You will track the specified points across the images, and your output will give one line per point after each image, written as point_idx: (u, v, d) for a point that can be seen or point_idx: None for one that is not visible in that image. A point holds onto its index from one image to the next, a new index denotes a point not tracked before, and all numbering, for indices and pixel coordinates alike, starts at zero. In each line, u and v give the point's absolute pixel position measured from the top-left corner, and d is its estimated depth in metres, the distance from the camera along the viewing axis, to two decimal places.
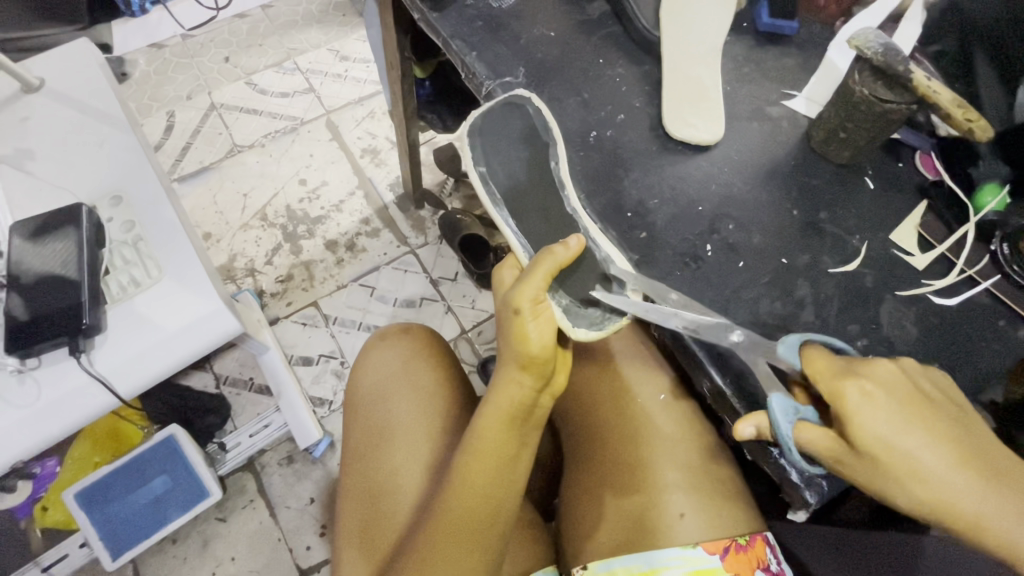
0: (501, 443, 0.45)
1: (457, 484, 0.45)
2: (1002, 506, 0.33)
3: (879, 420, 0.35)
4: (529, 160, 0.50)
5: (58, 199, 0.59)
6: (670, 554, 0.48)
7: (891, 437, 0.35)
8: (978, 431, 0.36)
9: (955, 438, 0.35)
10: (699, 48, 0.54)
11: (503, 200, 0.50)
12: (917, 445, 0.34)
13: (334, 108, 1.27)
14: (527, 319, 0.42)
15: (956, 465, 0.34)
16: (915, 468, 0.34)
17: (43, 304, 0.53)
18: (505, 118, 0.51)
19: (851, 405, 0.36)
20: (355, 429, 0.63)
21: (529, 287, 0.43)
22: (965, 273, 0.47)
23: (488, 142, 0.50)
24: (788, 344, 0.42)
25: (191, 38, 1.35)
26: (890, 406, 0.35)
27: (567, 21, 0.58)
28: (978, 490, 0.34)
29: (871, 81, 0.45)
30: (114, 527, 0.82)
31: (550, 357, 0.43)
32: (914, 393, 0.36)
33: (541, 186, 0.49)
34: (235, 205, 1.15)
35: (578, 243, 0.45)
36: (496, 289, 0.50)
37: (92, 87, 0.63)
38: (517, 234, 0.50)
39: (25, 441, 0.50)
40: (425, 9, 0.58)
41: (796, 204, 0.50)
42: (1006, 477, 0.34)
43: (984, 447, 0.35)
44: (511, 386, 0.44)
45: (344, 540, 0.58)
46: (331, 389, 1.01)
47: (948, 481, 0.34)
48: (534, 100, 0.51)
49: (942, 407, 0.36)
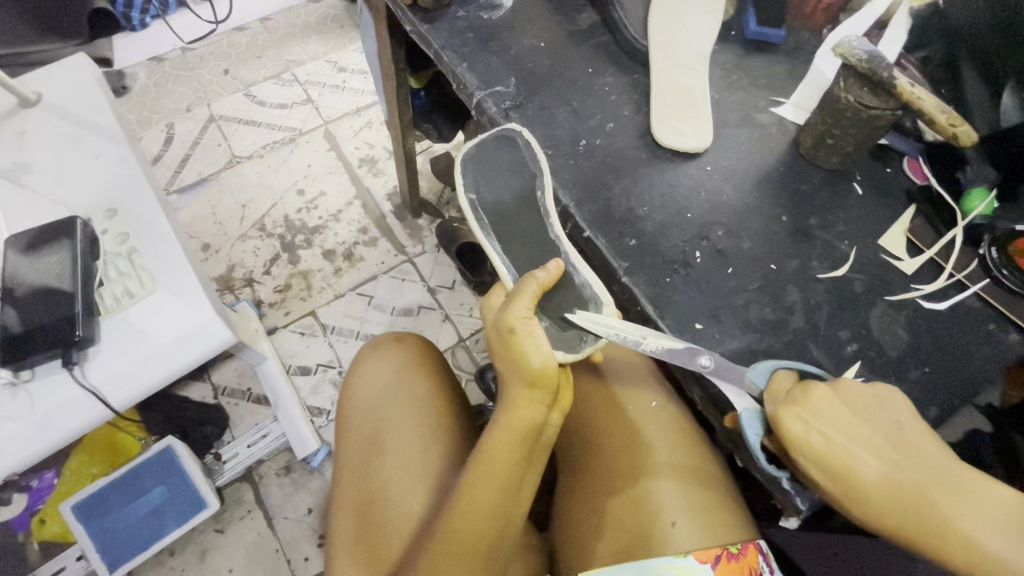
0: (510, 461, 0.44)
1: (461, 502, 0.45)
2: (939, 515, 0.34)
3: (812, 445, 0.36)
4: (518, 189, 0.50)
5: (54, 213, 0.59)
6: (662, 563, 0.46)
7: (823, 458, 0.36)
8: (916, 442, 0.36)
9: (886, 453, 0.36)
10: (688, 58, 0.55)
11: (492, 229, 0.49)
12: (848, 463, 0.36)
13: (332, 119, 1.28)
14: (523, 338, 0.42)
15: (886, 478, 0.35)
16: (846, 485, 0.36)
17: (36, 315, 0.53)
18: (495, 149, 0.51)
19: (785, 430, 0.37)
20: (347, 442, 0.63)
21: (519, 308, 0.43)
22: (954, 277, 0.47)
23: (478, 167, 0.50)
24: (761, 369, 0.43)
25: (190, 51, 1.37)
26: (819, 429, 0.37)
27: (557, 31, 0.59)
28: (908, 501, 0.35)
29: (856, 88, 0.45)
30: (110, 539, 0.81)
31: (554, 375, 0.42)
32: (845, 412, 0.37)
33: (524, 211, 0.49)
34: (234, 216, 1.16)
35: (557, 267, 0.45)
36: (483, 315, 0.49)
37: (88, 102, 0.64)
38: (502, 258, 0.49)
39: (19, 453, 0.50)
40: (417, 23, 0.58)
41: (785, 209, 0.50)
42: (943, 485, 0.35)
43: (918, 459, 0.36)
44: (520, 407, 0.43)
45: (338, 553, 0.57)
46: (329, 398, 1.01)
47: (880, 495, 0.35)
48: (525, 133, 0.51)
49: (874, 423, 0.37)
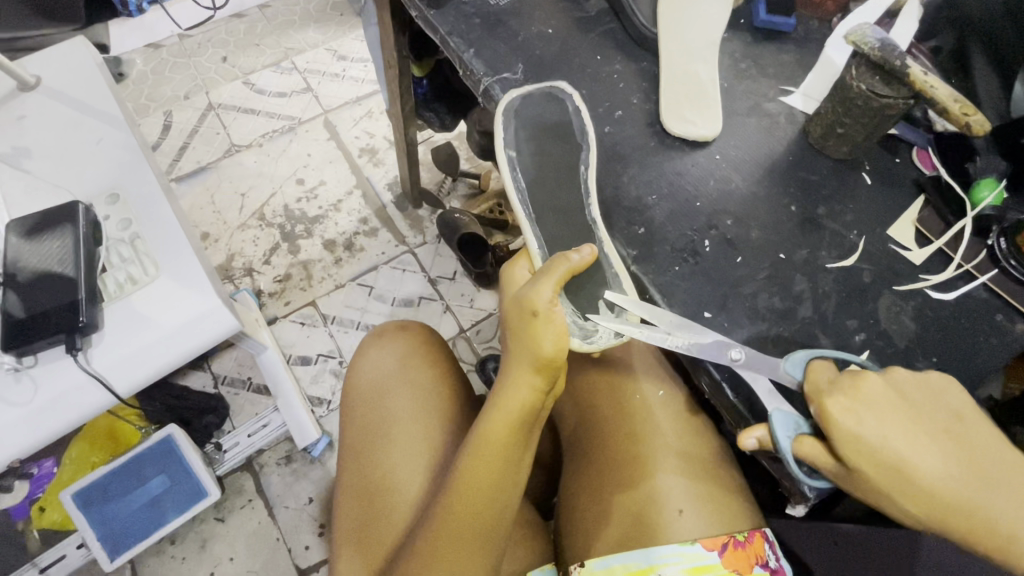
0: (508, 444, 0.44)
1: (458, 485, 0.45)
2: (1002, 519, 0.34)
3: (865, 438, 0.36)
4: (558, 158, 0.50)
5: (55, 197, 0.59)
6: (668, 551, 0.48)
7: (880, 453, 0.36)
8: (976, 438, 0.36)
9: (950, 448, 0.36)
10: (697, 44, 0.54)
11: (525, 189, 0.50)
12: (901, 457, 0.35)
13: (332, 108, 1.27)
14: (542, 322, 0.42)
15: (943, 474, 0.35)
16: (899, 481, 0.35)
17: (39, 301, 0.53)
18: (545, 105, 0.51)
19: (833, 420, 0.37)
20: (348, 428, 0.63)
21: (543, 290, 0.43)
22: (962, 267, 0.47)
23: (522, 125, 0.51)
24: (797, 360, 0.42)
25: (188, 37, 1.35)
26: (871, 420, 0.36)
27: (565, 18, 0.58)
28: (972, 501, 0.35)
29: (869, 76, 0.45)
30: (113, 527, 0.81)
31: (564, 360, 0.43)
32: (904, 406, 0.37)
33: (566, 185, 0.50)
34: (234, 205, 1.15)
35: (591, 252, 0.45)
36: (505, 286, 0.49)
37: (88, 84, 0.63)
38: (532, 225, 0.50)
39: (22, 440, 0.50)
40: (423, 7, 0.58)
41: (793, 198, 0.50)
42: (996, 482, 0.35)
43: (980, 455, 0.36)
44: (520, 387, 0.44)
45: (342, 541, 0.57)
46: (329, 388, 1.01)
47: (944, 496, 0.35)
48: (575, 97, 0.52)
49: (933, 418, 0.37)
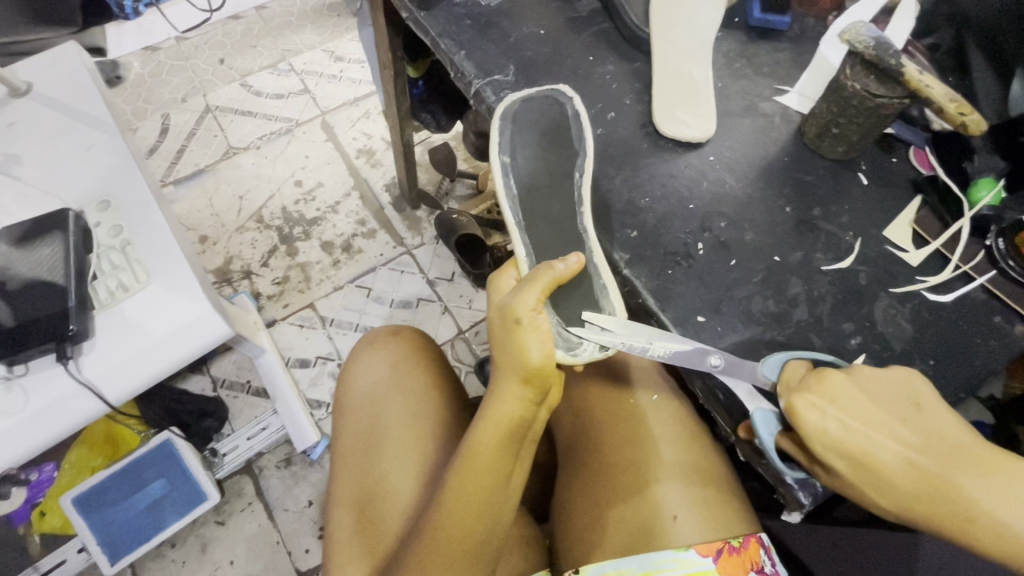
0: (497, 455, 0.44)
1: (449, 496, 0.44)
2: (965, 498, 0.33)
3: (827, 430, 0.36)
4: (553, 166, 0.49)
5: (43, 203, 0.58)
6: (663, 557, 0.47)
7: (843, 445, 0.35)
8: (940, 423, 0.35)
9: (916, 435, 0.35)
10: (691, 43, 0.54)
11: (517, 195, 0.49)
12: (863, 448, 0.35)
13: (330, 109, 1.26)
14: (526, 329, 0.42)
15: (906, 460, 0.34)
16: (865, 471, 0.35)
17: (26, 309, 0.52)
18: (543, 109, 0.51)
19: (799, 415, 0.37)
20: (342, 435, 0.62)
21: (527, 298, 0.42)
22: (959, 269, 0.47)
23: (518, 125, 0.50)
24: (772, 363, 0.42)
25: (185, 40, 1.35)
26: (831, 412, 0.36)
27: (557, 18, 0.57)
28: (943, 484, 0.33)
29: (863, 75, 0.44)
30: (112, 532, 0.81)
31: (551, 369, 0.42)
32: (864, 396, 0.37)
33: (557, 194, 0.49)
34: (231, 208, 1.15)
35: (577, 261, 0.44)
36: (492, 294, 0.49)
37: (81, 91, 0.63)
38: (522, 232, 0.49)
39: (14, 449, 0.50)
40: (414, 9, 0.57)
41: (788, 200, 0.49)
42: (967, 465, 0.33)
43: (943, 441, 0.34)
44: (507, 396, 0.43)
45: (335, 550, 0.57)
46: (328, 391, 1.01)
47: (910, 480, 0.34)
48: (576, 104, 0.51)
49: (893, 407, 0.36)
